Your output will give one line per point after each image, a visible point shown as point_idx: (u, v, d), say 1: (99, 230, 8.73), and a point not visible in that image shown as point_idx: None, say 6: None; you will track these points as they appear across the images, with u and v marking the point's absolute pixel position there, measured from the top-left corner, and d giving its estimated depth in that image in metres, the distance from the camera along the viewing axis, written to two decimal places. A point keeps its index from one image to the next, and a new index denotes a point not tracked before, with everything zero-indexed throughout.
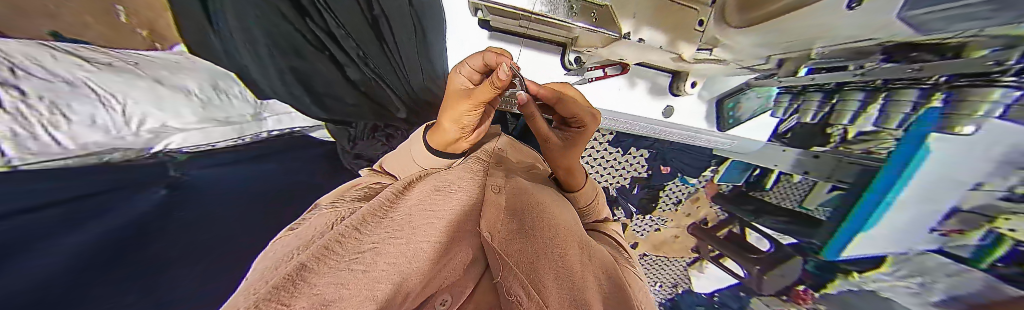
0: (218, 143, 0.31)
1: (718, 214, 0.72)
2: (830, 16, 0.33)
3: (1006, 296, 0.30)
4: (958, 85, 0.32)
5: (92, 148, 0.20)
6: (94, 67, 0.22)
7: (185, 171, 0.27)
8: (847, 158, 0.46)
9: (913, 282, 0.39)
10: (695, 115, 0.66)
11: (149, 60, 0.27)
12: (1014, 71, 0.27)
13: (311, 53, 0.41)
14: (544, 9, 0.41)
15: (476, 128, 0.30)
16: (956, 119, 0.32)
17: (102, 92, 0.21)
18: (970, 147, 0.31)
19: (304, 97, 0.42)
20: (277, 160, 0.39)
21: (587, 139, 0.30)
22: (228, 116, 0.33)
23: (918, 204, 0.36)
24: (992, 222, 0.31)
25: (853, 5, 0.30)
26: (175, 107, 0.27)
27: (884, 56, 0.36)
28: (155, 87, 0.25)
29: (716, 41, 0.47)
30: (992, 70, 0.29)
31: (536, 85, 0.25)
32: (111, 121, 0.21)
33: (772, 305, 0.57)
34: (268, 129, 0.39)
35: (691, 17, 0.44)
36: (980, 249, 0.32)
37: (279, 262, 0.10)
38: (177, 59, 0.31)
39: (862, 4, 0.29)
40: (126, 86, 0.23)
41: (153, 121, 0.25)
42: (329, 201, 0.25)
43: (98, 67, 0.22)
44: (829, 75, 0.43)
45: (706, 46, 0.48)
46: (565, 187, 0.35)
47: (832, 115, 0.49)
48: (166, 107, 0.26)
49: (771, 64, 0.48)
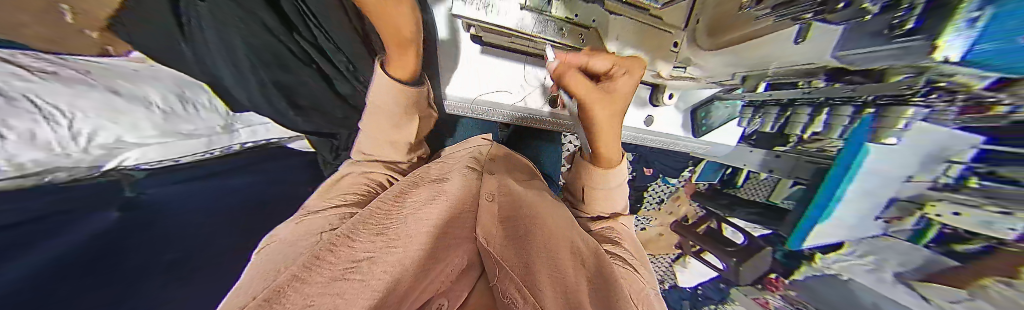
0: (181, 158, 0.46)
1: (696, 211, 0.80)
2: (779, 49, 0.35)
3: (948, 268, 0.33)
4: (884, 104, 0.31)
5: (30, 165, 0.30)
6: (34, 76, 0.31)
7: (140, 191, 0.39)
8: (803, 156, 0.47)
9: (868, 260, 0.41)
10: (672, 125, 0.62)
11: (98, 68, 0.38)
12: (924, 93, 0.27)
13: (294, 65, 0.50)
14: (536, 29, 0.40)
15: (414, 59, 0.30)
16: (882, 132, 0.30)
17: (46, 109, 0.31)
18: (900, 158, 0.30)
19: (282, 107, 0.54)
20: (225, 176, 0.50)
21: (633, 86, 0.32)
22: (192, 129, 0.47)
23: (867, 199, 0.34)
24: (923, 208, 0.32)
25: (798, 40, 0.32)
26: (131, 124, 0.39)
27: (826, 76, 0.35)
28: (107, 97, 0.37)
29: (689, 61, 0.49)
30: (905, 92, 0.28)
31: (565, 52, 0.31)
32: (58, 138, 0.32)
33: (749, 294, 0.62)
34: (239, 141, 0.55)
35: (668, 38, 0.45)
36: (916, 234, 0.34)
37: (268, 275, 0.11)
38: (137, 67, 0.42)
39: (806, 39, 0.31)
40: (73, 97, 0.33)
41: (108, 136, 0.37)
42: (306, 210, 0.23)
43: (39, 76, 0.31)
44: (781, 92, 0.42)
45: (681, 65, 0.49)
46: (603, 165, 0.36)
47: (786, 126, 0.47)
48: (120, 123, 0.38)
49: (737, 80, 0.46)
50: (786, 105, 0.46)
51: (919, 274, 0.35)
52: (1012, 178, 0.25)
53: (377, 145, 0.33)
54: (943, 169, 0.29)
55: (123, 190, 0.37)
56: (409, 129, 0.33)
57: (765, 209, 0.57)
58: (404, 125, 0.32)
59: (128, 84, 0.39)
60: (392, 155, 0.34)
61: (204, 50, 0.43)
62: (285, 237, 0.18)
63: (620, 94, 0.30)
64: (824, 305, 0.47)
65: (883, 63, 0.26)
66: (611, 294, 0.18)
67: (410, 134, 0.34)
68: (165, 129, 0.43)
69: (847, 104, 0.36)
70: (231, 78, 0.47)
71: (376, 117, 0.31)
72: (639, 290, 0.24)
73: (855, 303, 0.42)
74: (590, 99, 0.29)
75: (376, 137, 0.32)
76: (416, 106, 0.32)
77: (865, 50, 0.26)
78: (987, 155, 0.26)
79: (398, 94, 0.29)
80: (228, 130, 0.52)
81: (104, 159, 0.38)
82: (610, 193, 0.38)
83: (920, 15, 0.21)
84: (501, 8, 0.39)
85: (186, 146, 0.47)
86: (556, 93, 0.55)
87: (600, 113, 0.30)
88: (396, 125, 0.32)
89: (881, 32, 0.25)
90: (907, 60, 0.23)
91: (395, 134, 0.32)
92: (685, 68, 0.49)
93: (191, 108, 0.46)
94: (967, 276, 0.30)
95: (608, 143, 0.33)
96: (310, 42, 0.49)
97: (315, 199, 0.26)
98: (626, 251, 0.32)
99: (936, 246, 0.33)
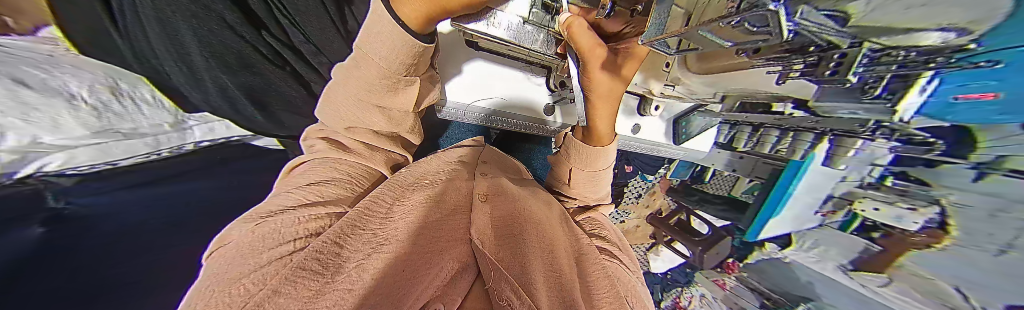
0: (118, 162, 0.46)
1: (670, 204, 0.87)
2: (762, 77, 0.39)
3: (862, 253, 0.36)
4: (837, 134, 0.37)
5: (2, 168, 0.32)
6: None
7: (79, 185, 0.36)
8: (762, 159, 0.52)
9: (816, 252, 0.43)
10: (657, 132, 0.64)
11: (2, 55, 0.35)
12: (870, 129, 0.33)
13: (267, 69, 0.53)
14: (539, 47, 0.37)
15: (442, 12, 0.25)
16: (837, 158, 0.38)
17: None
18: (828, 175, 0.39)
19: (254, 110, 0.57)
20: (191, 177, 0.49)
21: (637, 65, 0.31)
22: (134, 128, 0.50)
23: (803, 197, 0.42)
24: (852, 204, 0.37)
25: (780, 82, 0.37)
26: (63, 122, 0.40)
27: (794, 101, 0.40)
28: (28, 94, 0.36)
29: (677, 80, 0.48)
30: (858, 130, 0.34)
31: (578, 9, 0.33)
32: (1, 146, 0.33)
33: (709, 276, 0.68)
34: (192, 139, 0.58)
35: (659, 59, 0.46)
36: (845, 224, 0.39)
37: (247, 286, 0.10)
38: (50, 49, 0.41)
39: (786, 82, 0.36)
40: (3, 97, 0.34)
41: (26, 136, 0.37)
42: (265, 212, 0.19)
43: None
44: (757, 116, 0.48)
45: (670, 84, 0.50)
46: (596, 141, 0.38)
47: (757, 144, 0.52)
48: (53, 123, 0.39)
49: (716, 97, 0.51)
50: (757, 126, 0.51)
51: (854, 264, 0.37)
52: (919, 178, 0.29)
53: (361, 110, 0.29)
54: (868, 171, 0.35)
55: (62, 194, 0.33)
56: (409, 95, 0.31)
57: (730, 205, 0.63)
58: (402, 88, 0.30)
59: (43, 73, 0.38)
60: (382, 125, 0.30)
61: (143, 41, 0.43)
62: (238, 240, 0.16)
63: (624, 78, 0.32)
64: (770, 285, 0.52)
65: (846, 112, 0.34)
66: (596, 297, 0.19)
67: (408, 101, 0.32)
68: (97, 128, 0.44)
69: (809, 131, 0.41)
70: (179, 76, 0.49)
71: (366, 73, 0.27)
72: (631, 291, 0.26)
73: (797, 283, 0.47)
74: (594, 64, 0.30)
75: (361, 97, 0.28)
76: (418, 66, 0.29)
77: (844, 103, 0.33)
78: (899, 160, 0.32)
79: (401, 45, 0.25)
80: (178, 127, 0.55)
81: (15, 165, 0.34)
82: (596, 174, 0.40)
83: (887, 84, 0.26)
84: (497, 18, 0.34)
85: (128, 146, 0.48)
86: (552, 104, 0.55)
87: (601, 77, 0.31)
88: (392, 89, 0.29)
89: (855, 92, 0.30)
90: (868, 113, 0.30)
91: (388, 99, 0.29)
92: (673, 87, 0.50)
93: (130, 103, 0.48)
94: (881, 262, 0.34)
95: (603, 113, 0.35)
96: (285, 43, 0.52)
97: (278, 191, 0.23)
98: (611, 244, 0.34)
99: (858, 233, 0.37)
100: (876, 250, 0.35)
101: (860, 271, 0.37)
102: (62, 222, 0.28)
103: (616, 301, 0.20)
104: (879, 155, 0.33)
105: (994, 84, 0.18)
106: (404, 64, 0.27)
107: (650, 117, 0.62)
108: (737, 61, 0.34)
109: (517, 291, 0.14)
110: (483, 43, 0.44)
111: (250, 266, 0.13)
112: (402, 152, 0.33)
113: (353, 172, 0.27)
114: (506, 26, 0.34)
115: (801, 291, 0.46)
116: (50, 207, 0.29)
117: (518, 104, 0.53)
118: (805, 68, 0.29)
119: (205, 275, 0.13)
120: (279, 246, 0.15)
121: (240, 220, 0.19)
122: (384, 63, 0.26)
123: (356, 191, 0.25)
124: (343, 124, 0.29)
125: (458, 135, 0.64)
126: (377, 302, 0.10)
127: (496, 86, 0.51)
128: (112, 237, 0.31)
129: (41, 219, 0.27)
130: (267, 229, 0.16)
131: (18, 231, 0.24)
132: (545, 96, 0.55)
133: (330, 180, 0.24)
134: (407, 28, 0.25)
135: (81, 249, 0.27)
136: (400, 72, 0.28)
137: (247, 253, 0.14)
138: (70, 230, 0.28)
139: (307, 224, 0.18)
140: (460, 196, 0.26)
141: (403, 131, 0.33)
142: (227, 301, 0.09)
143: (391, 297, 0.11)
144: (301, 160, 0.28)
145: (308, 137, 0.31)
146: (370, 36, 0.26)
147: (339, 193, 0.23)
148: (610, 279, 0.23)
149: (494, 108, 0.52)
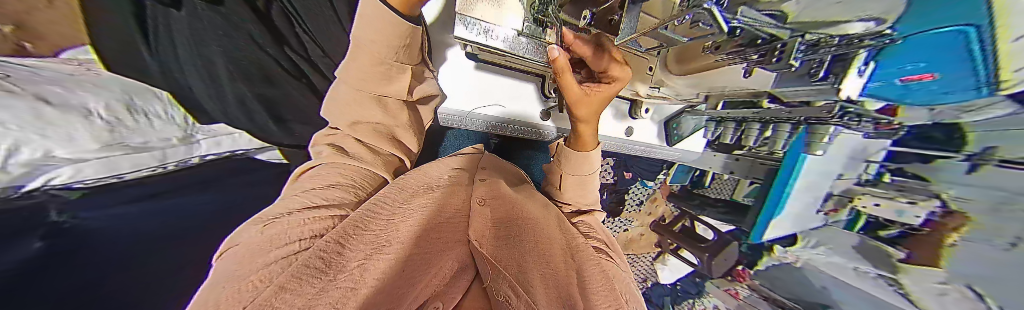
0: (124, 175, 0.39)
1: (673, 211, 0.89)
2: (730, 78, 0.43)
3: (877, 250, 0.42)
4: (812, 123, 0.38)
5: None
6: None
7: None
8: (759, 159, 0.51)
9: (823, 249, 0.49)
10: (650, 135, 0.65)
11: (29, 75, 0.33)
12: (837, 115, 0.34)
13: (285, 80, 0.54)
14: (533, 55, 0.39)
15: None
16: (813, 145, 0.37)
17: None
18: (819, 166, 0.38)
19: (270, 126, 0.56)
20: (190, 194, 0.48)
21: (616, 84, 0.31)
22: (146, 142, 0.43)
23: (802, 192, 0.40)
24: (852, 201, 0.42)
25: (746, 75, 0.41)
26: (71, 139, 0.35)
27: (771, 97, 0.42)
28: (31, 105, 0.31)
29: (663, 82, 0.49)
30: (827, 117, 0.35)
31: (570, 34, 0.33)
32: None
33: (721, 285, 0.72)
34: (200, 154, 0.50)
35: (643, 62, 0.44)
36: (851, 223, 0.45)
37: (256, 283, 0.10)
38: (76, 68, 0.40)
39: (752, 75, 0.40)
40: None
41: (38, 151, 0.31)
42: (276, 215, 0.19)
43: None
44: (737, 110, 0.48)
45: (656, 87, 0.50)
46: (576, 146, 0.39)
47: (742, 139, 0.52)
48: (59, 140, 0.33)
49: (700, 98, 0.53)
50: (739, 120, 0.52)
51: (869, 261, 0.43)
52: (915, 173, 0.36)
53: (361, 101, 0.30)
54: (863, 169, 0.40)
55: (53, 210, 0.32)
56: (400, 85, 0.32)
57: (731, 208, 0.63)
58: (395, 76, 0.31)
59: (62, 90, 0.35)
60: (382, 117, 0.32)
61: (172, 60, 0.45)
62: (246, 241, 0.16)
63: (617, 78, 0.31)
64: (785, 292, 0.56)
65: (803, 97, 0.36)
66: (592, 292, 0.18)
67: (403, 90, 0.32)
68: (108, 141, 0.38)
69: (786, 122, 0.43)
70: (203, 91, 0.49)
71: (360, 63, 0.29)
72: (625, 288, 0.25)
73: (810, 288, 0.52)
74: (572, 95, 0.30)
75: (359, 87, 0.30)
76: (409, 49, 0.30)
77: (795, 87, 0.35)
78: (892, 156, 0.38)
79: (388, 27, 0.26)
80: (186, 141, 0.49)
81: (26, 177, 0.30)
82: (583, 179, 0.40)
83: (828, 67, 0.29)
84: (497, 32, 0.36)
85: (137, 160, 0.41)
86: (552, 108, 0.57)
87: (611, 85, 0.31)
88: (386, 77, 0.30)
89: (805, 77, 0.32)
90: (822, 95, 0.32)
91: (383, 87, 0.31)
92: (659, 89, 0.51)
93: (143, 119, 0.43)
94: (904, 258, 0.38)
95: (587, 127, 0.36)
96: (302, 56, 0.55)
97: (283, 194, 0.23)
98: (601, 243, 0.33)
99: (865, 232, 0.44)
100: (900, 258, 0.39)
101: (911, 265, 0.37)
102: (44, 240, 0.27)
103: (611, 296, 0.18)
104: (869, 145, 0.37)
105: (942, 63, 0.22)
106: (393, 46, 0.28)
107: (641, 121, 0.63)
108: (709, 60, 0.37)
109: (516, 289, 0.14)
110: (484, 55, 0.46)
111: (259, 263, 0.13)
112: (399, 153, 0.34)
113: (358, 177, 0.27)
114: (503, 38, 0.36)
115: (815, 297, 0.51)
116: (44, 222, 0.28)
117: (511, 107, 0.55)
118: (758, 58, 0.29)
119: (217, 273, 0.13)
120: (284, 246, 0.15)
121: (250, 222, 0.19)
122: (375, 46, 0.27)
123: (360, 194, 0.25)
124: (349, 120, 0.31)
125: (458, 143, 0.64)
126: (380, 300, 0.10)
127: (490, 92, 0.52)
128: (70, 266, 0.28)
129: (19, 237, 0.25)
130: (274, 230, 0.17)
131: (9, 249, 0.24)
132: (540, 105, 0.56)
133: (334, 184, 0.24)
134: (391, 6, 0.25)
135: (62, 280, 0.26)
136: (391, 57, 0.29)
137: (258, 252, 0.14)
138: (33, 252, 0.25)
139: (311, 225, 0.18)
140: (459, 201, 0.26)
141: (399, 126, 0.34)
142: (235, 298, 0.09)
143: (391, 297, 0.11)
144: (308, 165, 0.28)
145: (316, 143, 0.31)
146: (372, 39, 0.27)
147: (345, 196, 0.23)
148: (606, 276, 0.23)
149: (490, 116, 0.54)
